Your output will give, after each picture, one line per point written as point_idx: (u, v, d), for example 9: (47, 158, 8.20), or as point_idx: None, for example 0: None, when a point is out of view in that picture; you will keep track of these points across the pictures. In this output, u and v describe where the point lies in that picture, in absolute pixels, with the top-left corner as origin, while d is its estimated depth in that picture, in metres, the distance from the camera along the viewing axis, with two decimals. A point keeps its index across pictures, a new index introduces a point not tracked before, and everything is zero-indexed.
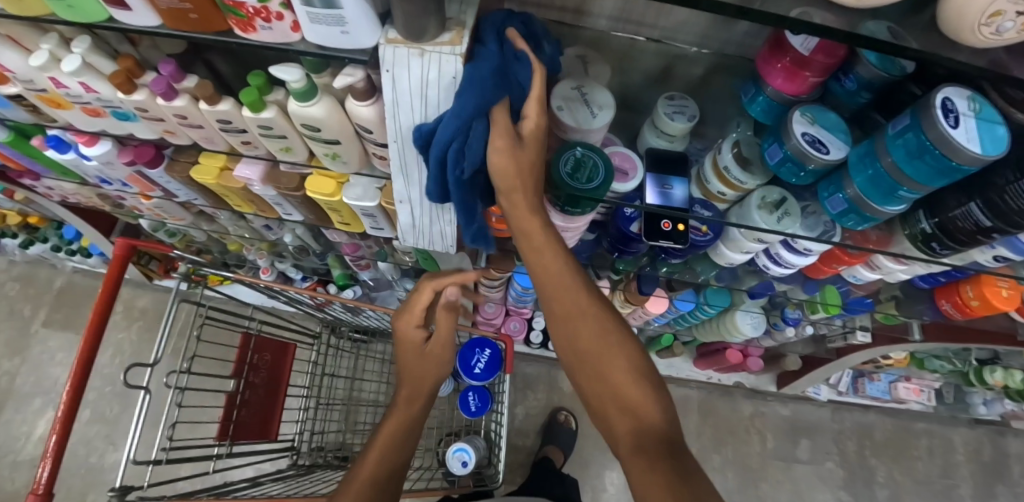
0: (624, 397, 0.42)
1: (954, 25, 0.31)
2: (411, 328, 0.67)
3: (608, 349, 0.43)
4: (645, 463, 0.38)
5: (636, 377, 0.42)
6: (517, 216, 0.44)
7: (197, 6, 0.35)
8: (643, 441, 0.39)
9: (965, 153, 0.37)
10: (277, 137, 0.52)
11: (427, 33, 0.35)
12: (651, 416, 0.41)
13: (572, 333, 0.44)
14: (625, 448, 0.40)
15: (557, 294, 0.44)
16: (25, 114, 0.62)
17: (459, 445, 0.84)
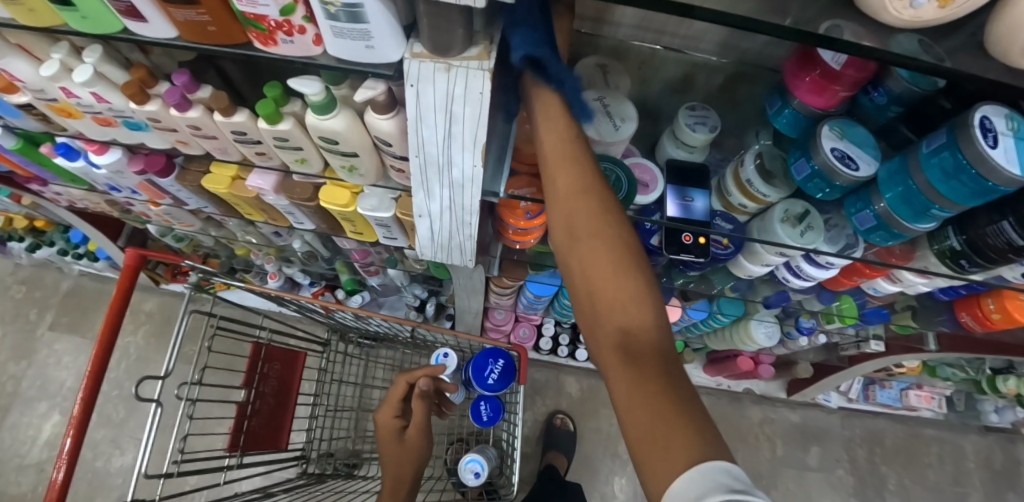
0: (618, 300, 0.38)
1: (1003, 46, 0.31)
2: (390, 418, 0.85)
3: (615, 272, 0.39)
4: (627, 375, 0.36)
5: (633, 284, 0.38)
6: (547, 127, 0.41)
7: (217, 19, 0.34)
8: (629, 352, 0.36)
9: (1004, 175, 0.37)
10: (293, 149, 0.50)
11: (454, 48, 0.34)
12: (643, 323, 0.37)
13: (572, 235, 0.41)
14: (608, 352, 0.38)
15: (569, 207, 0.41)
16: (34, 123, 0.61)
17: (471, 456, 0.83)
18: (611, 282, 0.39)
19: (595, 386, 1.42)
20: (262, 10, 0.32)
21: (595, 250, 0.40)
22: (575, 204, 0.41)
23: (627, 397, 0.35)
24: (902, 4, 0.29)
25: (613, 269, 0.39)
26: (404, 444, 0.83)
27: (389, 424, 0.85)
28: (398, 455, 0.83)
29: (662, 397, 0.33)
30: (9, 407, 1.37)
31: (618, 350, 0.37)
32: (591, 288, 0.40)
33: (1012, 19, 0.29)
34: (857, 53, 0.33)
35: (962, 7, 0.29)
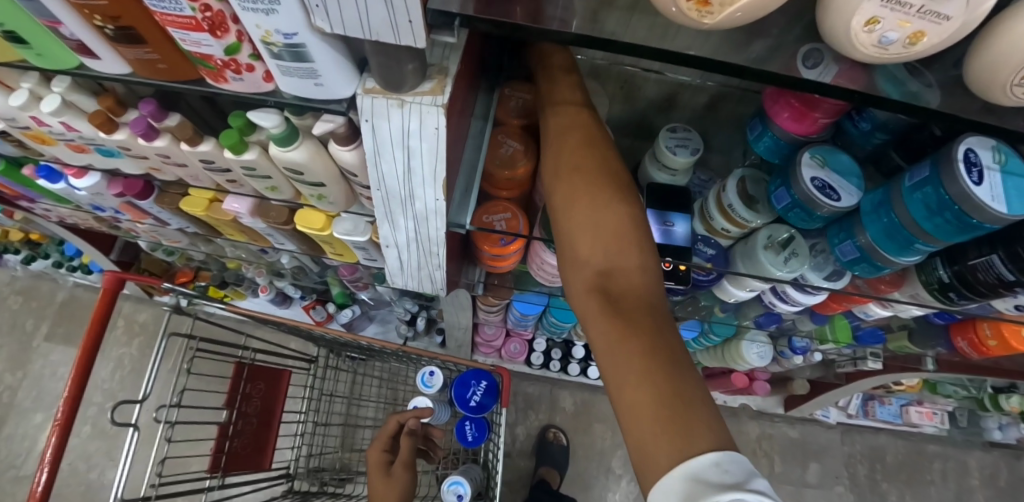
0: (604, 243, 0.35)
1: (983, 81, 0.27)
2: (378, 451, 0.81)
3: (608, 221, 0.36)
4: (608, 323, 0.32)
5: (623, 224, 0.36)
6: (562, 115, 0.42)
7: (164, 55, 0.34)
8: (611, 292, 0.34)
9: (990, 213, 0.34)
10: (262, 177, 0.50)
11: (406, 83, 0.33)
12: (630, 268, 0.34)
13: (564, 178, 0.39)
14: (589, 296, 0.35)
15: (569, 164, 0.39)
16: (12, 147, 0.61)
17: (454, 478, 0.82)
18: (597, 220, 0.36)
19: (589, 400, 1.40)
20: (206, 49, 0.31)
21: (581, 196, 0.37)
22: (572, 153, 0.40)
23: (606, 346, 0.32)
24: (869, 40, 0.24)
25: (603, 211, 0.36)
26: (392, 477, 0.78)
27: (376, 459, 0.81)
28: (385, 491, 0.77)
29: (648, 347, 0.30)
30: (4, 417, 1.38)
31: (601, 295, 0.34)
32: (574, 232, 0.37)
33: (999, 52, 0.25)
34: (827, 92, 0.32)
35: (934, 48, 0.24)
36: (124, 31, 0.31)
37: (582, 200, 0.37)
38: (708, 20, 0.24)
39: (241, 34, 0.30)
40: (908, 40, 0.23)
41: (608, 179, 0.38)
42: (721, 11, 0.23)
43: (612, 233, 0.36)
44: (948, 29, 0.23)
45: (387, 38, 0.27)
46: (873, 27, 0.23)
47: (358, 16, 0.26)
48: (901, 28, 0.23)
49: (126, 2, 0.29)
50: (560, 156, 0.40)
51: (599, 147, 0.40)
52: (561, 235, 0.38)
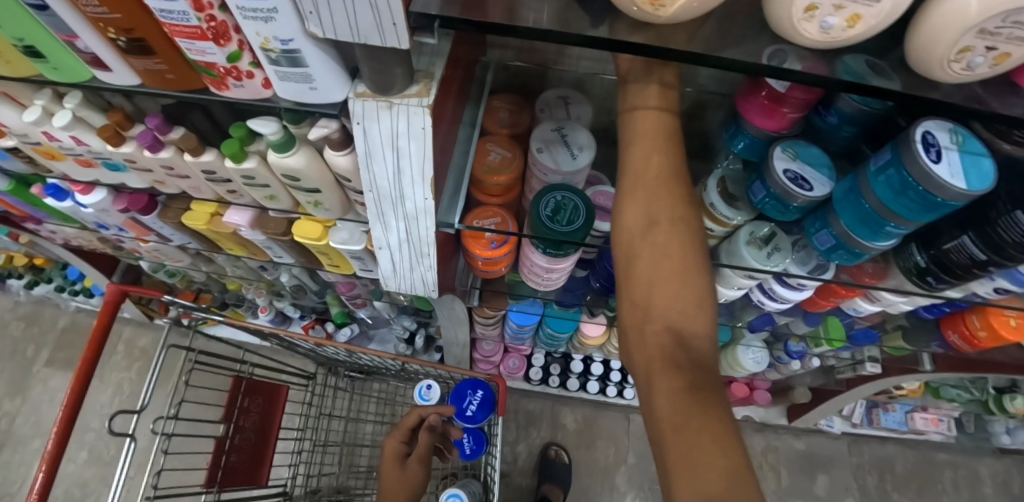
0: (671, 297, 0.37)
1: (924, 56, 0.28)
2: (396, 442, 0.83)
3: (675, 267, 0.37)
4: (669, 368, 0.34)
5: (690, 271, 0.37)
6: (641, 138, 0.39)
7: (172, 65, 0.37)
8: (673, 339, 0.35)
9: (951, 190, 0.35)
10: (260, 186, 0.52)
11: (395, 87, 0.35)
12: (690, 316, 0.36)
13: (645, 208, 0.38)
14: (649, 335, 0.36)
15: (645, 196, 0.38)
16: (23, 165, 0.64)
17: (452, 490, 0.81)
18: (666, 266, 0.37)
19: (590, 417, 1.39)
20: (210, 58, 0.34)
21: (659, 245, 0.37)
22: (655, 191, 0.38)
23: (664, 397, 0.33)
24: (810, 25, 0.26)
25: (677, 266, 0.37)
26: (406, 472, 0.80)
27: (393, 449, 0.82)
28: (395, 481, 0.79)
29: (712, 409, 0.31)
30: (1, 445, 1.37)
31: (666, 349, 0.35)
32: (647, 269, 0.37)
33: (935, 30, 0.26)
34: (796, 79, 0.33)
35: (869, 30, 0.27)
36: (135, 42, 0.34)
37: (660, 252, 0.37)
38: (663, 14, 0.27)
39: (243, 43, 0.33)
40: (845, 23, 0.26)
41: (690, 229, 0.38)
42: (673, 5, 0.25)
43: (681, 290, 0.36)
44: (881, 11, 0.25)
45: (375, 41, 0.30)
46: (812, 13, 0.26)
47: (346, 21, 0.29)
48: (838, 13, 0.25)
49: (138, 14, 0.32)
50: (645, 193, 0.38)
51: (679, 178, 0.39)
52: (629, 267, 0.39)
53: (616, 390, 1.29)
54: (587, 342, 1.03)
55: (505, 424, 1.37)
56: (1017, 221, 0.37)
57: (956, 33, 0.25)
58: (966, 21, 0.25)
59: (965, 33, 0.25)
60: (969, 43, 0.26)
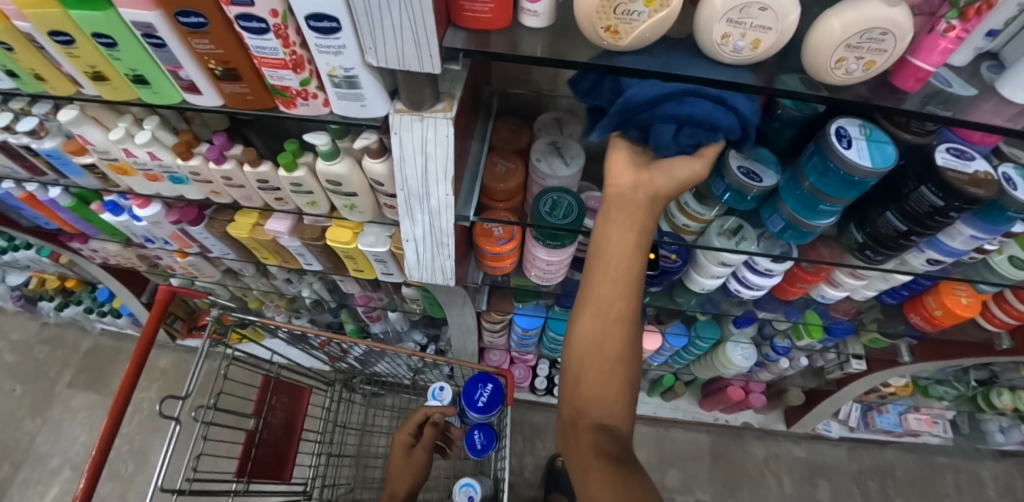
0: (603, 406, 0.48)
1: (816, 67, 0.39)
2: (404, 437, 0.96)
3: (613, 374, 0.48)
4: (602, 462, 0.44)
5: (624, 378, 0.48)
6: (608, 259, 0.48)
7: (253, 89, 0.48)
8: (601, 435, 0.46)
9: (860, 169, 0.44)
10: (305, 192, 0.62)
11: (425, 104, 0.46)
12: (619, 415, 0.47)
13: (598, 323, 0.48)
14: (586, 428, 0.47)
15: (598, 313, 0.48)
16: (94, 181, 0.75)
17: (465, 480, 0.87)
18: (604, 374, 0.48)
19: None
20: (286, 82, 0.45)
21: (600, 363, 0.48)
22: (611, 321, 0.48)
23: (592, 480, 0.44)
24: (728, 47, 0.38)
25: (612, 380, 0.47)
26: (411, 459, 0.93)
27: (402, 440, 0.95)
28: (404, 470, 0.92)
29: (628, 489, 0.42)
30: (20, 463, 1.41)
31: (598, 442, 0.46)
32: (588, 372, 0.48)
33: (817, 47, 0.37)
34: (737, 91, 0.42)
35: (770, 50, 0.38)
36: (229, 72, 0.46)
37: (602, 369, 0.48)
38: (624, 40, 0.38)
39: (312, 71, 0.44)
40: (750, 45, 0.37)
41: (629, 350, 0.48)
42: (628, 35, 0.38)
43: (613, 401, 0.47)
44: (774, 35, 0.36)
45: (414, 67, 0.40)
46: (727, 39, 0.37)
47: (395, 52, 0.40)
48: (743, 39, 0.37)
49: (236, 51, 0.43)
50: (601, 314, 0.48)
51: (631, 302, 0.48)
52: (577, 369, 0.49)
53: None
54: None
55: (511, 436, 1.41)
56: (923, 195, 0.46)
57: (831, 48, 0.36)
58: (836, 37, 0.36)
59: (837, 47, 0.36)
60: (842, 55, 0.37)
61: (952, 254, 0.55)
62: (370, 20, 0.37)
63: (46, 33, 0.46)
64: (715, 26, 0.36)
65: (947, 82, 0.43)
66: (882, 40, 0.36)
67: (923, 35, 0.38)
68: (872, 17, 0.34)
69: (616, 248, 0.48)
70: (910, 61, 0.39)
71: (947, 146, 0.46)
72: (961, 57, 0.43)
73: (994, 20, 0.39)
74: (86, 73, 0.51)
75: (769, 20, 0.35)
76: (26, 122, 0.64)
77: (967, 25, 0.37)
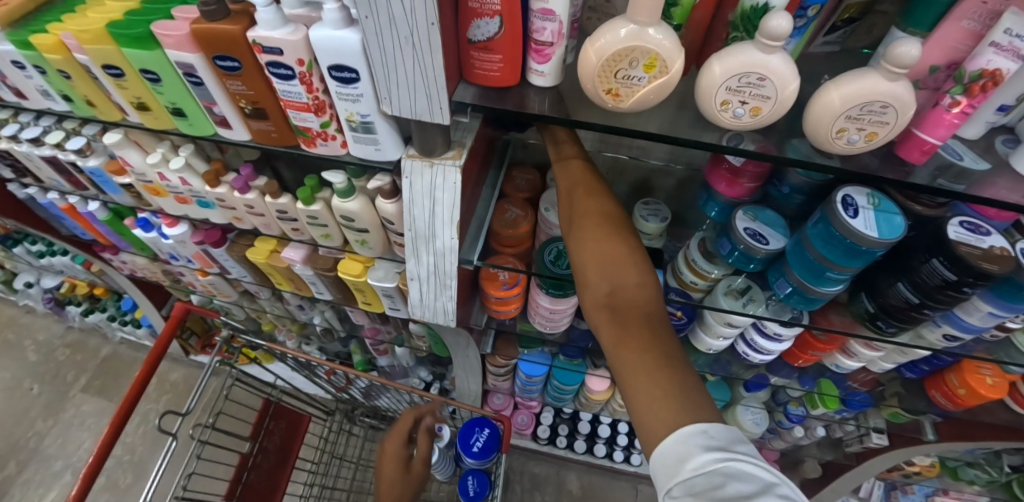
0: (607, 267, 0.45)
1: (818, 137, 0.40)
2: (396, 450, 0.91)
3: (602, 235, 0.47)
4: (612, 324, 0.42)
5: (621, 241, 0.47)
6: (562, 155, 0.54)
7: (278, 127, 0.51)
8: (611, 303, 0.43)
9: (867, 238, 0.44)
10: (320, 225, 0.65)
11: (436, 150, 0.48)
12: (629, 284, 0.44)
13: (575, 200, 0.51)
14: (596, 301, 0.44)
15: (571, 193, 0.51)
16: (129, 199, 0.79)
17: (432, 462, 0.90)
18: (595, 240, 0.47)
19: (596, 483, 1.35)
20: (308, 124, 0.48)
21: (589, 231, 0.48)
22: (582, 197, 0.51)
23: (616, 346, 0.40)
24: (728, 114, 0.40)
25: (609, 243, 0.46)
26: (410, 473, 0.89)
27: (397, 451, 0.90)
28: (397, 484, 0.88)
29: (658, 344, 0.39)
30: (25, 463, 1.43)
31: (605, 307, 0.43)
32: (578, 245, 0.48)
33: (816, 117, 0.39)
34: (753, 157, 0.44)
35: (772, 117, 0.40)
36: (257, 110, 0.49)
37: (592, 235, 0.47)
38: (625, 100, 0.40)
39: (333, 115, 0.47)
40: (750, 112, 0.40)
41: (608, 221, 0.48)
42: (630, 98, 0.40)
43: (614, 260, 0.45)
44: (773, 104, 0.38)
45: (425, 117, 0.43)
46: (727, 106, 0.40)
47: (408, 104, 0.42)
48: (743, 106, 0.39)
49: (265, 93, 0.47)
50: (569, 192, 0.52)
51: (590, 183, 0.52)
52: (571, 244, 0.49)
53: (623, 455, 1.27)
54: (594, 398, 1.04)
55: (511, 486, 1.34)
56: (935, 267, 0.46)
57: (832, 118, 0.38)
58: (836, 108, 0.38)
59: (838, 118, 0.38)
60: (843, 125, 0.38)
61: (971, 330, 0.53)
62: (387, 73, 0.40)
63: (100, 66, 0.51)
64: (715, 93, 0.39)
65: (957, 155, 0.44)
66: (883, 113, 0.37)
67: (929, 109, 0.40)
68: (869, 90, 0.36)
69: (561, 151, 0.55)
70: (916, 133, 0.41)
71: (960, 219, 0.46)
72: (973, 131, 0.43)
73: (1005, 95, 0.39)
74: (131, 103, 0.55)
75: (769, 90, 0.37)
76: (75, 141, 0.69)
77: (973, 101, 0.37)
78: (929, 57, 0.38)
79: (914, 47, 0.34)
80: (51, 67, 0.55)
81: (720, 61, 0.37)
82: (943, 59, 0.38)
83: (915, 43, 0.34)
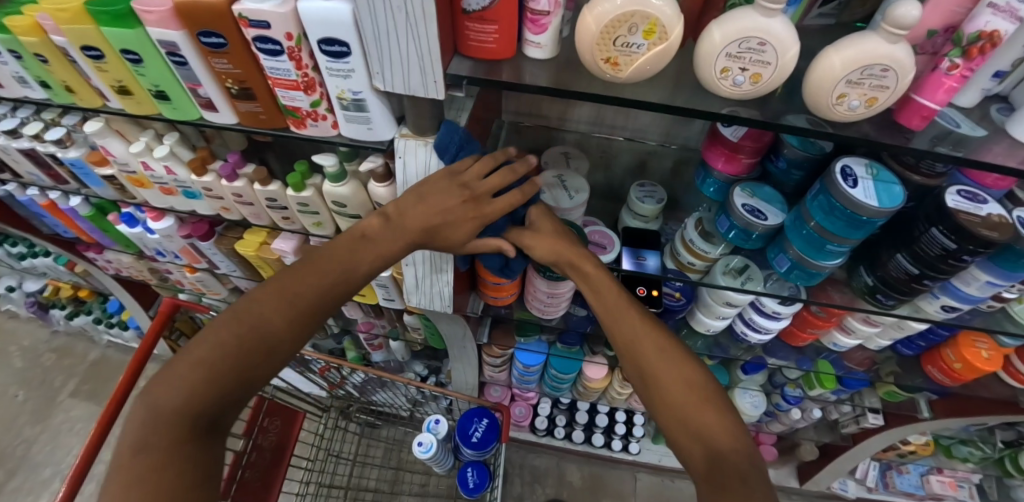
0: (701, 429, 0.45)
1: (818, 105, 0.40)
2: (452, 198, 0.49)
3: (685, 391, 0.47)
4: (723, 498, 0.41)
5: (706, 396, 0.47)
6: (601, 286, 0.53)
7: (267, 108, 0.49)
8: (715, 471, 0.43)
9: (868, 208, 0.44)
10: (311, 213, 0.63)
11: (429, 130, 0.48)
12: (730, 450, 0.44)
13: (643, 352, 0.49)
14: (702, 469, 0.44)
15: (635, 338, 0.50)
16: (113, 192, 0.77)
17: (426, 443, 0.87)
18: (680, 398, 0.47)
19: (596, 473, 1.34)
20: (297, 103, 0.46)
21: (672, 386, 0.47)
22: (652, 347, 0.49)
23: None
24: (727, 82, 0.40)
25: (696, 399, 0.47)
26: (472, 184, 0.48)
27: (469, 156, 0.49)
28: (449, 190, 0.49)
29: None
30: (13, 471, 1.39)
31: (710, 476, 0.43)
32: (662, 402, 0.48)
33: (816, 84, 0.39)
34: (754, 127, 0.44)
35: (772, 84, 0.40)
36: (245, 90, 0.48)
37: (675, 392, 0.47)
38: (622, 69, 0.40)
39: (323, 93, 0.46)
40: (750, 79, 0.39)
41: (688, 373, 0.48)
42: (628, 67, 0.39)
43: (706, 422, 0.46)
44: (772, 70, 0.38)
45: (419, 92, 0.42)
46: (727, 73, 0.39)
47: (401, 80, 0.41)
48: (743, 73, 0.39)
49: (252, 71, 0.45)
50: (633, 341, 0.50)
51: (655, 327, 0.51)
52: (655, 403, 0.49)
53: (621, 444, 1.27)
54: (592, 386, 1.03)
55: (510, 479, 1.33)
56: (935, 237, 0.46)
57: (832, 84, 0.38)
58: (837, 73, 0.37)
59: (838, 83, 0.38)
60: (844, 91, 0.38)
61: (969, 301, 0.53)
62: (379, 46, 0.39)
63: (79, 47, 0.49)
64: (715, 60, 0.38)
65: (955, 122, 0.43)
66: (883, 77, 0.37)
67: (927, 74, 0.39)
68: (869, 53, 0.36)
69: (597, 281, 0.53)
70: (915, 99, 0.40)
71: (958, 188, 0.46)
72: (968, 99, 0.43)
73: (1001, 60, 0.39)
74: (111, 87, 0.53)
75: (769, 55, 0.37)
76: (53, 131, 0.67)
77: (971, 64, 0.37)
78: (927, 21, 0.38)
79: (914, 8, 0.33)
80: (27, 51, 0.52)
81: (721, 27, 0.37)
82: (941, 23, 0.38)
83: (915, 3, 0.33)
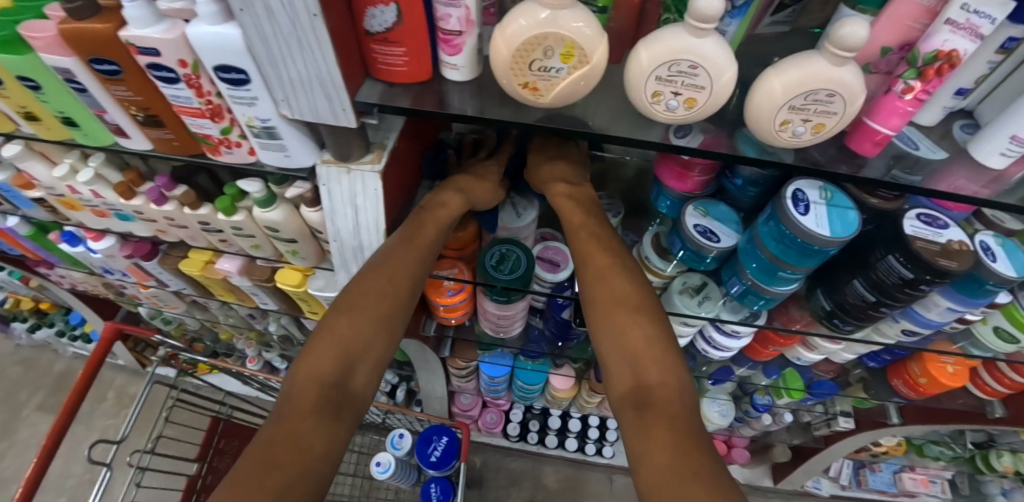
0: (638, 354, 0.45)
1: (761, 130, 0.38)
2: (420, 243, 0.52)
3: (631, 317, 0.46)
4: (637, 418, 0.41)
5: (648, 324, 0.46)
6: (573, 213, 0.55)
7: (179, 135, 0.47)
8: (640, 393, 0.43)
9: (819, 238, 0.42)
10: (247, 236, 0.61)
11: (352, 155, 0.45)
12: (660, 377, 0.43)
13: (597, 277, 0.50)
14: (625, 392, 0.44)
15: (595, 266, 0.51)
16: (46, 213, 0.73)
17: (385, 461, 0.85)
18: (623, 322, 0.47)
19: (573, 476, 1.34)
20: (207, 131, 0.44)
21: (617, 308, 0.47)
22: (607, 273, 0.50)
23: (641, 445, 0.40)
24: (660, 106, 0.37)
25: (639, 324, 0.46)
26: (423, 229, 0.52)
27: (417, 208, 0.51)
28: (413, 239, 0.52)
29: (688, 447, 0.39)
30: None
31: (632, 400, 0.43)
32: (601, 323, 0.48)
33: (757, 107, 0.36)
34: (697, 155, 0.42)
35: (709, 109, 0.37)
36: (151, 118, 0.45)
37: (620, 319, 0.47)
38: (543, 93, 0.37)
39: (234, 120, 0.43)
40: (684, 104, 0.37)
41: (636, 301, 0.48)
42: (549, 92, 0.37)
43: (645, 346, 0.45)
44: (706, 96, 0.36)
45: (329, 119, 0.39)
46: (659, 98, 0.37)
47: (308, 106, 0.39)
48: (676, 97, 0.36)
49: (155, 99, 0.42)
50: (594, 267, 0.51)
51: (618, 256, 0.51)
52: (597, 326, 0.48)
53: (595, 448, 1.26)
54: (560, 395, 1.02)
55: (485, 484, 1.32)
56: (892, 265, 0.44)
57: (774, 110, 0.36)
58: (779, 98, 0.35)
59: (780, 109, 0.35)
60: (786, 117, 0.36)
61: (929, 326, 0.52)
62: (278, 73, 0.36)
63: None
64: (645, 83, 0.36)
65: (912, 143, 0.42)
66: (829, 102, 0.34)
67: (880, 95, 0.37)
68: (812, 78, 0.33)
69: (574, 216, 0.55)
70: (867, 123, 0.38)
71: (918, 211, 0.44)
72: (930, 117, 0.41)
73: (962, 79, 0.37)
74: (17, 112, 0.50)
75: (703, 79, 0.34)
76: None
77: (928, 85, 0.35)
78: (879, 39, 0.35)
79: (861, 28, 0.31)
80: None
81: (648, 50, 0.34)
82: (896, 39, 0.34)
83: (863, 23, 0.31)
